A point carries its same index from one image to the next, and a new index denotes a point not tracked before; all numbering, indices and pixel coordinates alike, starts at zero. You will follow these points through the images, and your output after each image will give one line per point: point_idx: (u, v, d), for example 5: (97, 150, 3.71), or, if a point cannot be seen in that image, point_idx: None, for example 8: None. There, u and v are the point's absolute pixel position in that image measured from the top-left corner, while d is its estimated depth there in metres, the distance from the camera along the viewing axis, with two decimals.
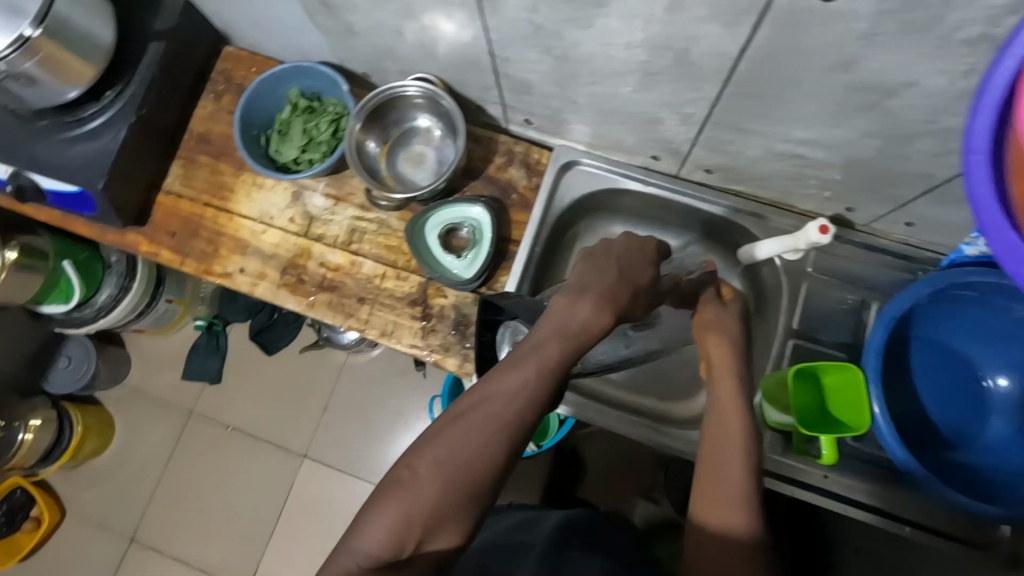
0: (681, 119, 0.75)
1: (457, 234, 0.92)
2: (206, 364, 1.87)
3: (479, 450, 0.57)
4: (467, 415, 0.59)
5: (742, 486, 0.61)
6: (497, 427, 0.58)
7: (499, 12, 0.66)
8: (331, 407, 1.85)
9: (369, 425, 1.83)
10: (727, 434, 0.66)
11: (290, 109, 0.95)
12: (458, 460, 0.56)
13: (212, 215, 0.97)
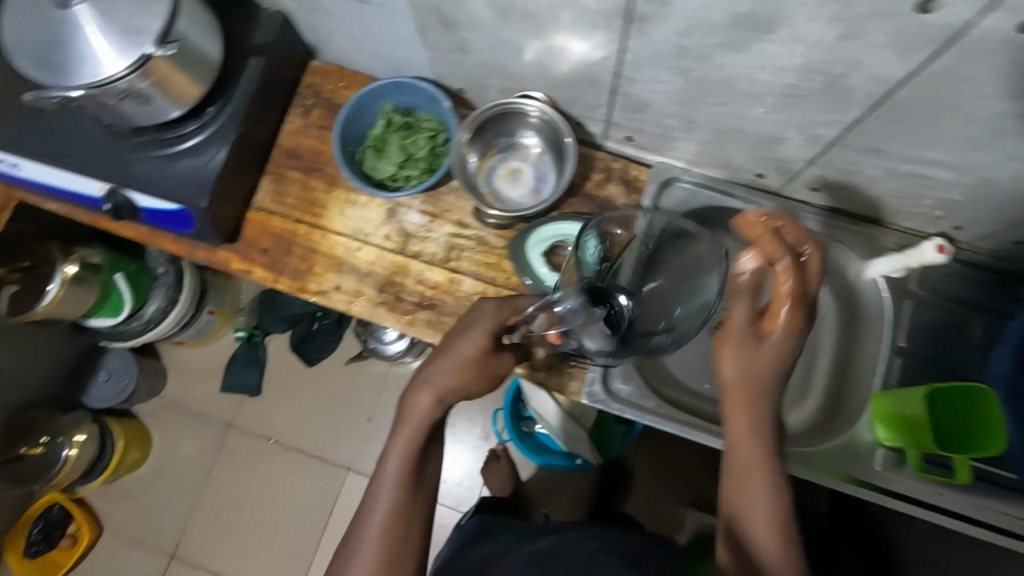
0: (807, 140, 0.75)
1: (560, 252, 0.92)
2: (245, 375, 1.83)
3: (413, 502, 0.68)
4: (400, 483, 0.68)
5: (758, 530, 0.59)
6: (404, 489, 0.68)
7: (646, 35, 0.65)
8: (375, 418, 1.83)
9: None
10: (741, 468, 0.61)
11: (386, 125, 0.94)
12: (394, 531, 0.66)
13: (305, 232, 0.95)
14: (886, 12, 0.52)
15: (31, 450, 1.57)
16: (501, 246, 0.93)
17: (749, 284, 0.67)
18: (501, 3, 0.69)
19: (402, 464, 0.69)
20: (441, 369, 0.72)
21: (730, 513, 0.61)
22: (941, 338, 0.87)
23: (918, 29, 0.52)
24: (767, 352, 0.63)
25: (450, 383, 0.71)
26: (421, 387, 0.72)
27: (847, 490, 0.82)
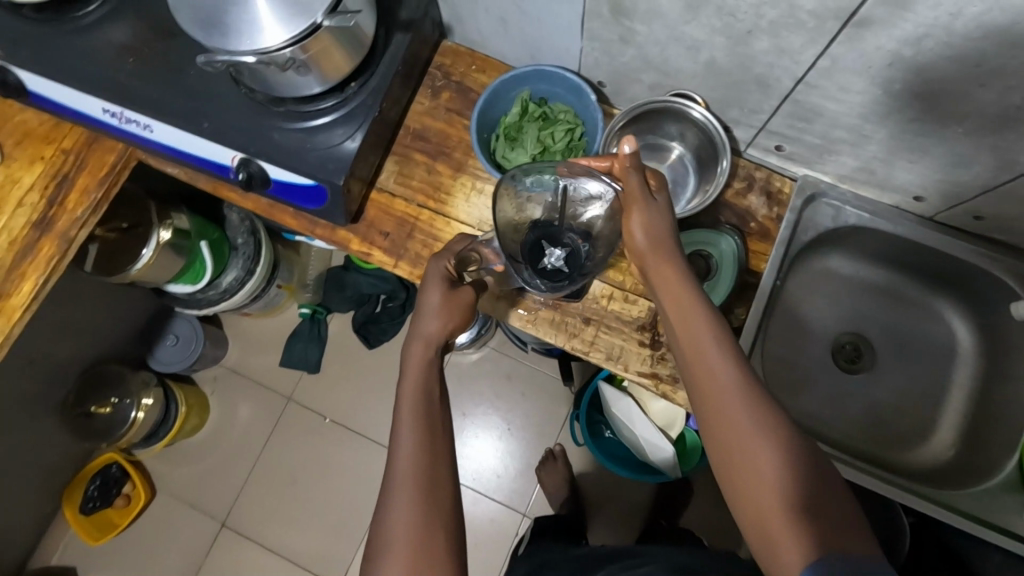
0: (1002, 163, 0.70)
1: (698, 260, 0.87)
2: (308, 351, 1.82)
3: (433, 444, 0.66)
4: (416, 423, 0.67)
5: (749, 399, 0.61)
6: (424, 434, 0.66)
7: (860, 40, 0.61)
8: None
9: None
10: (707, 357, 0.65)
11: (523, 113, 0.91)
12: (422, 473, 0.63)
13: (428, 218, 0.93)
14: None
15: (101, 409, 1.60)
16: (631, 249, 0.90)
17: (637, 167, 0.74)
18: None
19: (415, 408, 0.68)
20: (422, 321, 0.75)
21: (696, 376, 0.65)
22: None
23: None
24: (663, 208, 0.75)
25: (435, 327, 0.74)
26: (413, 340, 0.74)
27: (985, 535, 0.79)
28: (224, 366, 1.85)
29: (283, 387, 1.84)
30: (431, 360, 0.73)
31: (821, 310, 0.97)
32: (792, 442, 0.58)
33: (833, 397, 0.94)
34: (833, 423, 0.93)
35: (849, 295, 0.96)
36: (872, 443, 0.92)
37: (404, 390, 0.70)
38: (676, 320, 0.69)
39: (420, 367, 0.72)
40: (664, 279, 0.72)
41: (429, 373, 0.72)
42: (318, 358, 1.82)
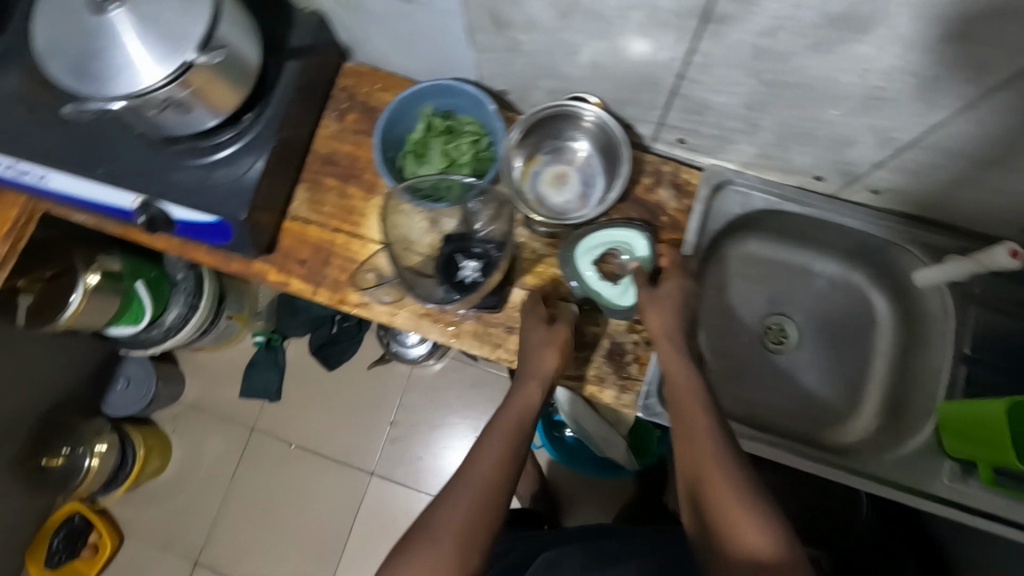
0: (881, 142, 0.72)
1: (612, 259, 0.88)
2: (266, 380, 1.79)
3: (484, 504, 0.61)
4: (462, 479, 0.63)
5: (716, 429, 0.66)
6: (500, 463, 0.65)
7: (721, 36, 0.62)
8: (399, 421, 1.80)
9: (439, 438, 1.78)
10: (682, 396, 0.71)
11: (427, 129, 0.90)
12: (463, 527, 0.59)
13: (344, 241, 0.93)
14: None
15: (53, 461, 1.55)
16: (547, 254, 0.91)
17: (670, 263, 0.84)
18: (565, 2, 0.65)
19: (470, 470, 0.64)
20: (537, 362, 0.78)
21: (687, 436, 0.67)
22: (1004, 343, 0.85)
23: None
24: (667, 291, 0.81)
25: (552, 363, 0.78)
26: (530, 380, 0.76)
27: (915, 502, 0.79)
28: (184, 404, 1.82)
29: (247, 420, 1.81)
30: (519, 425, 0.70)
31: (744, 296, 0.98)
32: (750, 491, 0.59)
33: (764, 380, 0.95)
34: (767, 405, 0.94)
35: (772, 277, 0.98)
36: (803, 424, 0.93)
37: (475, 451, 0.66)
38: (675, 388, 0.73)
39: (498, 432, 0.69)
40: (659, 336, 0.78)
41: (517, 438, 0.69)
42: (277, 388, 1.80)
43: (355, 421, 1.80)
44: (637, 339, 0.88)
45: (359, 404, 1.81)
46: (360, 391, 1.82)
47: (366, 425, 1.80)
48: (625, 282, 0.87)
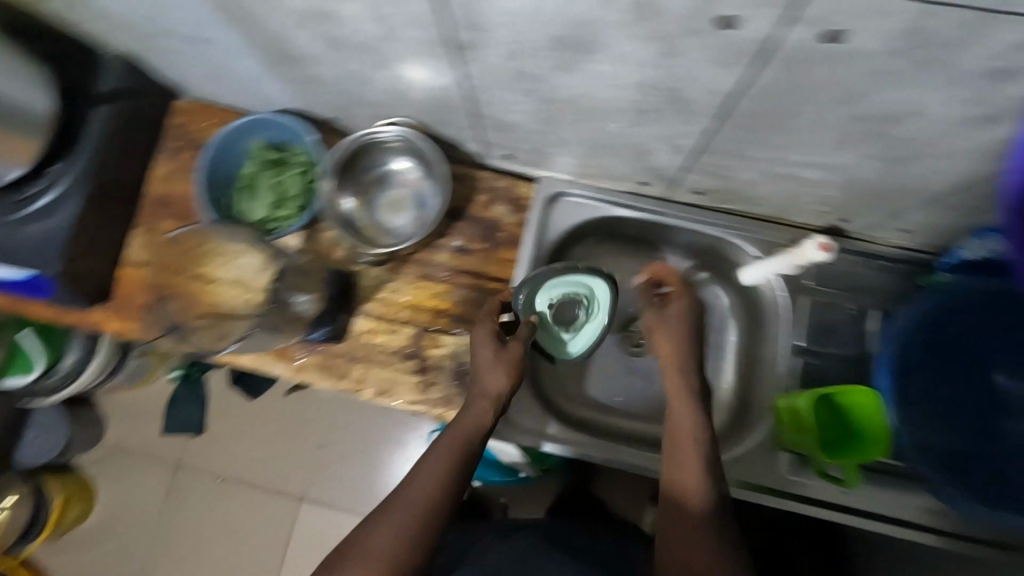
0: (674, 150, 0.72)
1: (568, 304, 0.85)
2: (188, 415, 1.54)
3: (409, 545, 0.57)
4: (391, 516, 0.59)
5: (712, 452, 0.67)
6: (434, 502, 0.61)
7: (477, 60, 0.61)
8: (325, 443, 1.60)
9: (368, 460, 1.58)
10: (675, 411, 0.70)
11: (255, 163, 0.89)
12: (376, 568, 0.55)
13: (184, 283, 0.89)
14: (694, 29, 0.48)
15: None
16: (388, 280, 0.90)
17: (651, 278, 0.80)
18: (328, 36, 0.64)
19: (400, 507, 0.60)
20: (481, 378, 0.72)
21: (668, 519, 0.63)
22: (840, 332, 0.85)
23: (731, 46, 0.49)
24: (675, 312, 0.76)
25: (499, 382, 0.72)
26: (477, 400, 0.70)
27: (761, 501, 0.79)
28: (106, 448, 1.61)
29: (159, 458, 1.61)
30: (463, 455, 0.65)
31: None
32: (714, 544, 0.60)
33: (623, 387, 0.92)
34: (630, 413, 0.91)
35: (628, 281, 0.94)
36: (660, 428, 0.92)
37: (413, 480, 0.62)
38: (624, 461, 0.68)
39: (439, 457, 0.64)
40: (659, 343, 0.76)
41: (452, 466, 0.63)
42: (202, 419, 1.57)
43: (277, 454, 1.60)
44: None
45: (282, 435, 1.61)
46: (277, 421, 1.61)
47: (287, 459, 1.59)
48: (573, 333, 0.85)
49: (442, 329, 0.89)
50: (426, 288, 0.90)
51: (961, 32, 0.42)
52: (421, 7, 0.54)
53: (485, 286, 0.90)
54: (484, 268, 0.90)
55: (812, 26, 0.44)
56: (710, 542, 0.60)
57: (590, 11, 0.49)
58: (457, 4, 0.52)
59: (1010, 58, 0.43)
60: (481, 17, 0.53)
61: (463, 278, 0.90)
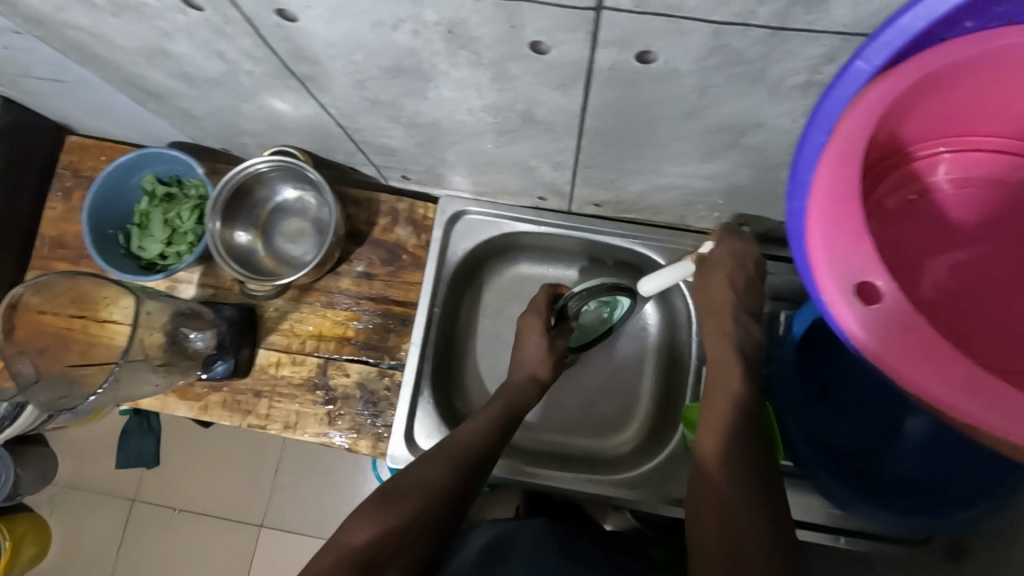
0: (554, 166, 0.69)
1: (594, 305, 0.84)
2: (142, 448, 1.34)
3: (453, 478, 0.61)
4: (436, 462, 0.63)
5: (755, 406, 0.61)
6: (456, 462, 0.63)
7: (329, 90, 0.59)
8: (284, 463, 1.40)
9: (331, 476, 1.39)
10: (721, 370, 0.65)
11: (146, 198, 0.87)
12: (422, 497, 0.58)
13: (82, 326, 0.85)
14: (513, 55, 0.47)
15: None
16: (291, 311, 0.88)
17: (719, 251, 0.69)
18: (179, 72, 0.62)
19: (442, 456, 0.64)
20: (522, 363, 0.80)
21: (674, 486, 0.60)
22: None
23: (554, 69, 0.48)
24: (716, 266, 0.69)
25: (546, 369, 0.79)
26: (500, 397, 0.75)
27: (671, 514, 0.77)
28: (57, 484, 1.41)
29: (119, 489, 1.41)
30: (504, 420, 0.71)
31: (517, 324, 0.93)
32: (756, 485, 0.54)
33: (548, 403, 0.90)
34: (554, 429, 0.89)
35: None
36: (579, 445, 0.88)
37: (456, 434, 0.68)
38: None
39: (488, 418, 0.71)
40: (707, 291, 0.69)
41: (502, 428, 0.70)
42: (158, 452, 1.37)
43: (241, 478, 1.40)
44: (386, 385, 0.86)
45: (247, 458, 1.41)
46: (238, 442, 1.41)
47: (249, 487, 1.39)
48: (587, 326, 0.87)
49: (349, 358, 0.87)
50: (331, 317, 0.88)
51: (761, 49, 0.40)
52: (247, 41, 0.52)
53: (391, 311, 0.88)
54: (389, 293, 0.88)
55: (618, 47, 0.43)
56: (743, 492, 0.54)
57: (407, 41, 0.47)
58: (280, 39, 0.51)
59: (818, 71, 0.42)
60: (308, 50, 0.52)
61: (368, 305, 0.88)
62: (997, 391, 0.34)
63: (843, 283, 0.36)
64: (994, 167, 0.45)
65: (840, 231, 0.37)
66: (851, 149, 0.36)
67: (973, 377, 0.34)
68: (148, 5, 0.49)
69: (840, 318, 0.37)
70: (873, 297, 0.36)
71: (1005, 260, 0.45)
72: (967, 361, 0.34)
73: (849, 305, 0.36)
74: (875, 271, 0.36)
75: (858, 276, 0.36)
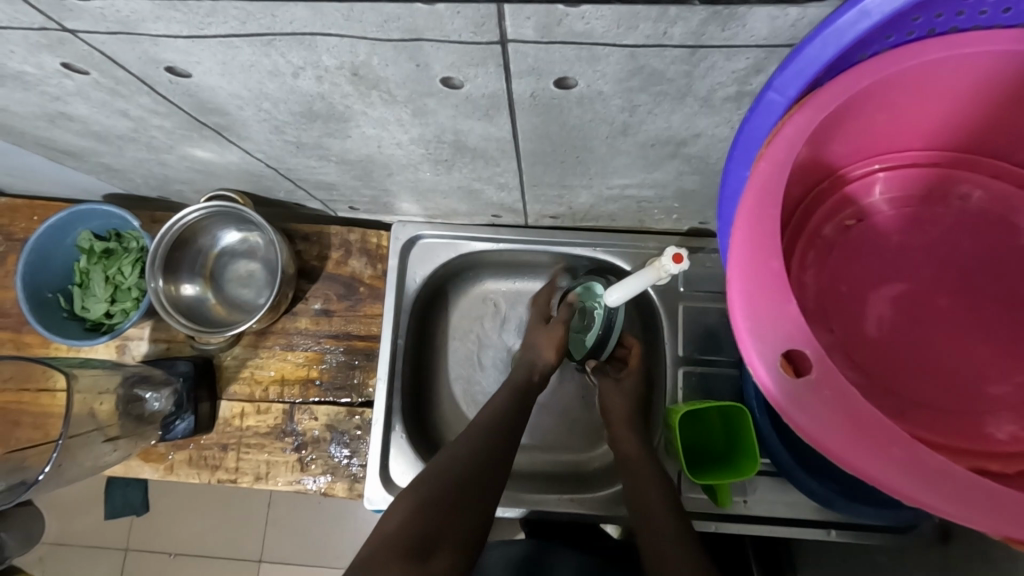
0: (499, 187, 0.66)
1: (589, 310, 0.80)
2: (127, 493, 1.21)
3: (478, 456, 0.60)
4: (462, 451, 0.61)
5: None
6: (486, 442, 0.62)
7: (248, 137, 0.56)
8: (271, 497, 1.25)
9: (325, 500, 1.24)
10: None
11: (84, 256, 0.83)
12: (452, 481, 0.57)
13: (31, 398, 0.78)
14: (427, 91, 0.44)
15: None
16: (250, 357, 0.84)
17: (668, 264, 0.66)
18: (87, 131, 0.59)
19: (467, 441, 0.62)
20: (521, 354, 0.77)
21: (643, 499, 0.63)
22: (721, 337, 0.78)
23: (472, 100, 0.44)
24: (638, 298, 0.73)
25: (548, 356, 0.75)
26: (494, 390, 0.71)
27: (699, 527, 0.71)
28: (46, 541, 1.24)
29: (99, 547, 1.24)
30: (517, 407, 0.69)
31: (490, 342, 0.89)
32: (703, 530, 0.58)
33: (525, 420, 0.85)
34: (529, 448, 0.84)
35: (512, 310, 0.90)
36: (563, 468, 0.83)
37: (473, 423, 0.66)
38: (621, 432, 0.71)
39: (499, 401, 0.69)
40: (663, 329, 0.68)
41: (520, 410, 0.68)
42: (147, 496, 1.25)
43: (225, 515, 1.25)
44: (357, 424, 0.82)
45: (229, 498, 1.25)
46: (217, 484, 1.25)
47: (236, 523, 1.24)
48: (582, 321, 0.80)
49: (316, 400, 0.83)
50: (292, 359, 0.84)
51: (681, 67, 0.38)
52: (146, 99, 0.49)
53: (354, 346, 0.84)
54: (349, 328, 0.85)
55: (534, 77, 0.40)
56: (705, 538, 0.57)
57: (312, 86, 0.44)
58: (179, 94, 0.48)
59: (746, 82, 0.40)
60: (212, 102, 0.48)
61: (330, 342, 0.84)
62: (939, 468, 0.31)
63: (771, 353, 0.32)
64: (928, 186, 0.44)
65: (759, 288, 0.33)
66: (769, 194, 0.33)
67: (915, 456, 0.31)
68: (27, 71, 0.47)
69: (775, 399, 0.32)
70: (802, 368, 0.32)
71: (949, 285, 0.43)
72: (907, 439, 0.31)
73: (780, 381, 0.32)
74: (802, 335, 0.32)
75: (785, 344, 0.32)
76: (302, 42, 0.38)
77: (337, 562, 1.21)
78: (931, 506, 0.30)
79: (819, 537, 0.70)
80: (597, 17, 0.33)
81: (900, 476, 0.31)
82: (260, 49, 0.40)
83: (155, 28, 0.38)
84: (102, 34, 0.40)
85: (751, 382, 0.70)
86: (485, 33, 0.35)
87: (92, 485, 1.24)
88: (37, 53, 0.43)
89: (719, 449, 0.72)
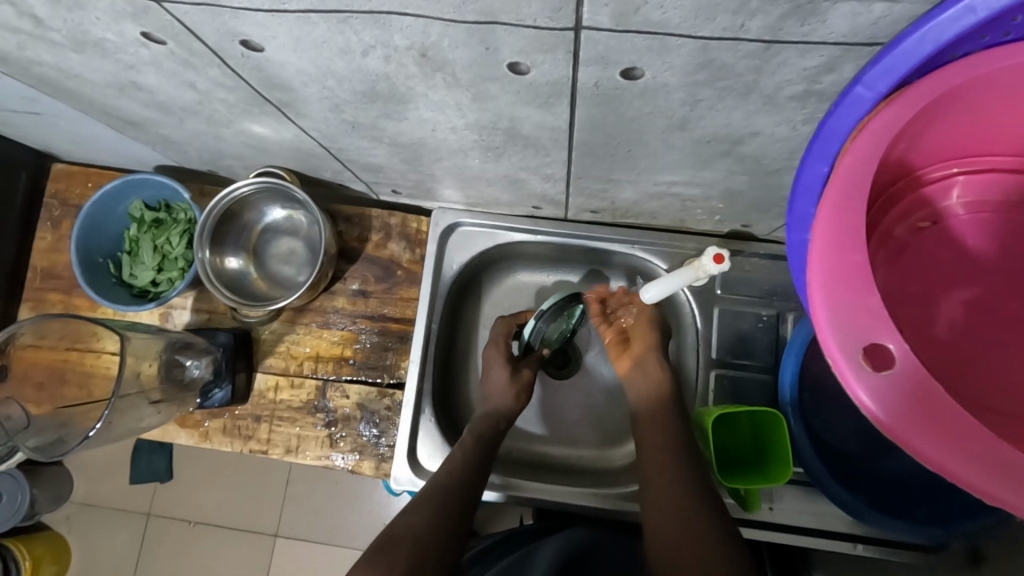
0: (545, 178, 0.67)
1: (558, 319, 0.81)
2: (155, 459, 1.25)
3: (458, 498, 0.62)
4: (439, 496, 0.62)
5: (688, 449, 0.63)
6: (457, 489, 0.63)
7: (306, 114, 0.57)
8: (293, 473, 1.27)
9: (346, 480, 1.26)
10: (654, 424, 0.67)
11: (135, 225, 0.86)
12: (430, 522, 0.59)
13: (79, 359, 0.81)
14: (491, 76, 0.44)
15: None
16: (287, 333, 0.86)
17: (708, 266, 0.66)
18: (151, 102, 0.61)
19: (442, 481, 0.64)
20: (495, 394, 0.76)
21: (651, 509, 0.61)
22: (756, 343, 0.77)
23: (534, 87, 0.45)
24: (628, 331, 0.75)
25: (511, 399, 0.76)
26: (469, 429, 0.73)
27: None
28: (74, 501, 1.27)
29: (124, 510, 1.27)
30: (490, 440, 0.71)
31: None
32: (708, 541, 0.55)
33: (552, 413, 0.86)
34: (555, 440, 0.85)
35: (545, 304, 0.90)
36: (589, 462, 0.83)
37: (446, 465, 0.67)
38: (647, 430, 0.69)
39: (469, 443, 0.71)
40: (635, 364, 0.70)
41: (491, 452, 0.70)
42: (171, 465, 1.28)
43: (247, 488, 1.27)
44: (387, 405, 0.83)
45: (250, 472, 1.28)
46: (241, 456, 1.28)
47: (258, 495, 1.27)
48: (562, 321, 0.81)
49: (348, 379, 0.84)
50: (327, 337, 0.85)
51: (753, 62, 0.38)
52: (215, 71, 0.51)
53: (388, 329, 0.85)
54: (384, 310, 0.86)
55: (601, 65, 0.41)
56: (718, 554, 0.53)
57: (379, 66, 0.45)
58: (249, 68, 0.49)
59: (817, 80, 0.40)
60: (279, 78, 0.50)
61: (364, 323, 0.86)
62: (1021, 468, 0.30)
63: (849, 346, 0.32)
64: (1008, 191, 0.43)
65: (842, 281, 0.33)
66: (852, 189, 0.33)
67: (993, 450, 0.31)
68: (106, 40, 0.48)
69: (850, 392, 0.32)
70: (884, 363, 0.32)
71: (1022, 292, 0.42)
72: (988, 435, 0.31)
73: (859, 375, 0.32)
74: (883, 329, 0.32)
75: (864, 338, 0.32)
76: (377, 21, 0.39)
77: (354, 541, 1.23)
78: (1013, 505, 0.30)
79: (845, 550, 0.69)
80: (675, 7, 0.34)
81: (984, 473, 0.31)
82: (335, 26, 0.40)
83: (237, 0, 0.40)
84: (185, 4, 0.41)
85: (784, 389, 0.70)
86: (560, 19, 0.36)
87: (122, 449, 1.28)
88: (119, 22, 0.45)
89: (746, 455, 0.71)
